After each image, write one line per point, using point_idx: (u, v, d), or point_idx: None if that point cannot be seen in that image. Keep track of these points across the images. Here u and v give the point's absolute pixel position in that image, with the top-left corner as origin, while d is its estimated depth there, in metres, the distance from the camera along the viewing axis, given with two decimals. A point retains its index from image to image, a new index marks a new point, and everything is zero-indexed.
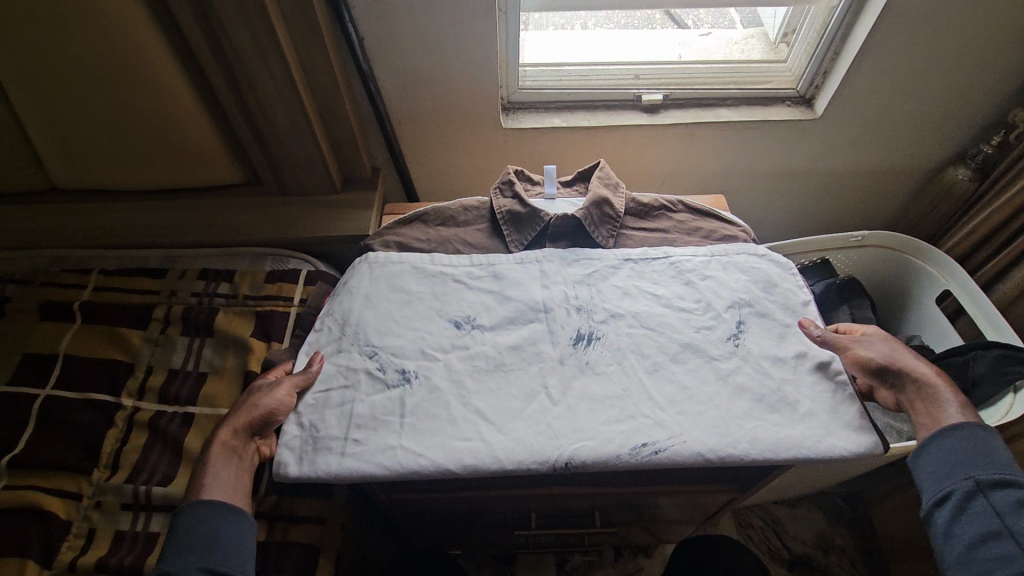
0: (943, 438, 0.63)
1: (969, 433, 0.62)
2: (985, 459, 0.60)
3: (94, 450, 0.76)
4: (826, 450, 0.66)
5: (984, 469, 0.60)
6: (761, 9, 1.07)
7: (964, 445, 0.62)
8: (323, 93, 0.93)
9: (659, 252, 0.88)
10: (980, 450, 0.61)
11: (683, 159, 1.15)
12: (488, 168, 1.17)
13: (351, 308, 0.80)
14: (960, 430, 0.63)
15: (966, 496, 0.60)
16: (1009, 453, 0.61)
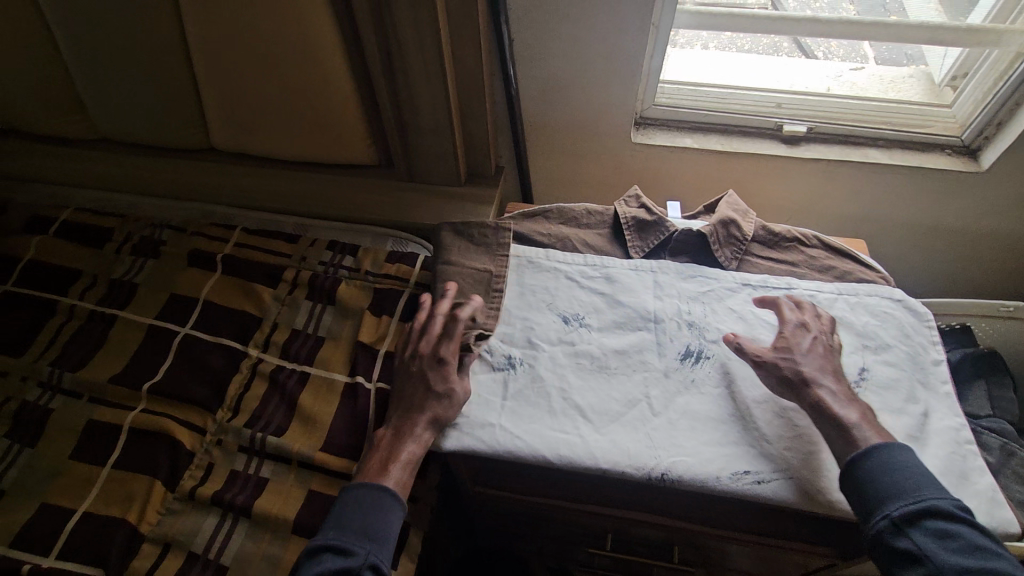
0: (852, 476, 0.60)
1: (891, 457, 0.59)
2: (893, 484, 0.58)
3: (221, 392, 0.83)
4: None
5: (896, 504, 0.56)
6: (929, 49, 1.00)
7: (873, 477, 0.58)
8: (467, 89, 0.96)
9: (781, 281, 0.82)
10: (895, 480, 0.58)
11: (817, 196, 1.09)
12: (608, 181, 1.16)
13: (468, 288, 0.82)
14: (870, 460, 0.59)
15: (884, 541, 0.56)
16: (919, 472, 0.58)
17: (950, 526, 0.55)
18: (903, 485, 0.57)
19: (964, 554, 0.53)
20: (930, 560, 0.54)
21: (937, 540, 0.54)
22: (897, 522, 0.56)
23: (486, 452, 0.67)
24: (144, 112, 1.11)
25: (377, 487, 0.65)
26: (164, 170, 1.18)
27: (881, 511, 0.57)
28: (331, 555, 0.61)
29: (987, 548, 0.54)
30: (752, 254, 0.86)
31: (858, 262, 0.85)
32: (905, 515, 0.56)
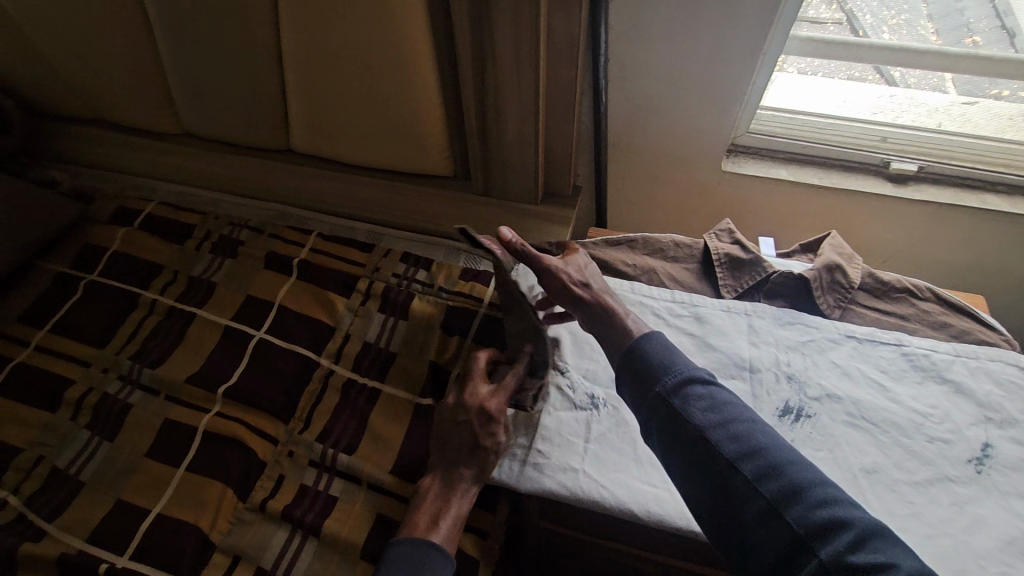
0: (630, 361, 0.63)
1: (651, 339, 0.63)
2: (674, 364, 0.60)
3: (294, 402, 0.82)
4: None
5: (711, 409, 0.56)
6: None
7: (649, 350, 0.62)
8: (556, 108, 0.93)
9: (891, 336, 0.76)
10: (680, 379, 0.59)
11: (920, 239, 1.01)
12: (690, 209, 1.11)
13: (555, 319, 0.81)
14: (654, 340, 0.63)
15: (647, 398, 0.60)
16: (657, 363, 0.61)
17: (766, 440, 0.54)
18: (690, 369, 0.60)
19: (749, 451, 0.53)
20: (694, 427, 0.56)
21: (733, 433, 0.55)
22: (664, 387, 0.59)
23: (571, 498, 0.65)
24: (231, 110, 1.12)
25: (420, 544, 0.62)
26: (244, 169, 1.19)
27: (656, 379, 0.60)
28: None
29: (795, 466, 0.52)
30: (856, 304, 0.80)
31: (977, 320, 0.78)
32: (694, 392, 0.58)
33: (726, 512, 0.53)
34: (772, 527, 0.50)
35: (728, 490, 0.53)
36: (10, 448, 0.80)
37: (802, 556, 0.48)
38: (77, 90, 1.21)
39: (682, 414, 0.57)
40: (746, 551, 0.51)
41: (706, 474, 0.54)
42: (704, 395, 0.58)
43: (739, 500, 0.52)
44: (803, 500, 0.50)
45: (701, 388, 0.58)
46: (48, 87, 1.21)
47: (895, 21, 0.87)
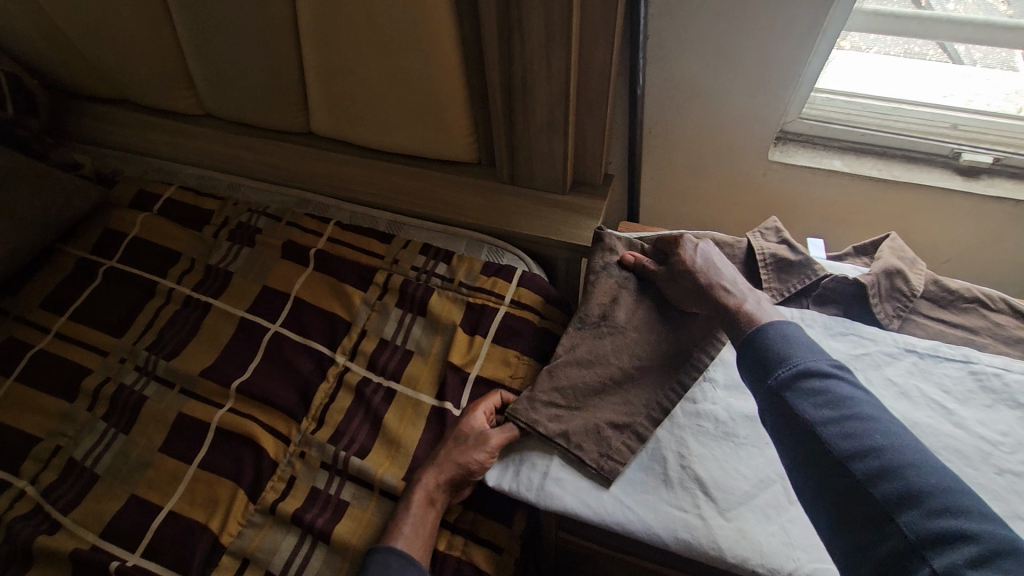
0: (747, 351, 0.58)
1: (768, 328, 0.58)
2: (785, 358, 0.55)
3: (307, 400, 0.80)
4: None
5: (819, 402, 0.51)
6: None
7: (764, 344, 0.57)
8: (588, 92, 0.87)
9: (956, 351, 0.68)
10: (796, 372, 0.54)
11: (988, 240, 0.92)
12: (730, 202, 1.02)
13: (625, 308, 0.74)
14: (773, 331, 0.58)
15: (760, 392, 0.55)
16: (771, 355, 0.56)
17: (887, 441, 0.48)
18: (807, 362, 0.54)
19: (864, 451, 0.48)
20: (806, 423, 0.51)
21: (851, 432, 0.49)
22: (777, 382, 0.54)
23: (593, 519, 0.60)
24: (251, 92, 1.09)
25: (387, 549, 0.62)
26: (263, 152, 1.16)
27: (772, 371, 0.55)
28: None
29: (915, 467, 0.46)
30: (917, 312, 0.73)
31: None
32: (811, 387, 0.52)
33: (836, 508, 0.49)
34: (882, 531, 0.46)
35: (839, 489, 0.49)
36: (29, 437, 0.80)
37: (907, 560, 0.44)
38: (100, 69, 1.19)
39: (794, 409, 0.52)
40: (852, 550, 0.47)
41: (814, 470, 0.50)
42: (818, 391, 0.52)
43: (849, 501, 0.48)
44: (921, 507, 0.45)
45: (818, 383, 0.52)
46: (72, 66, 1.20)
47: None
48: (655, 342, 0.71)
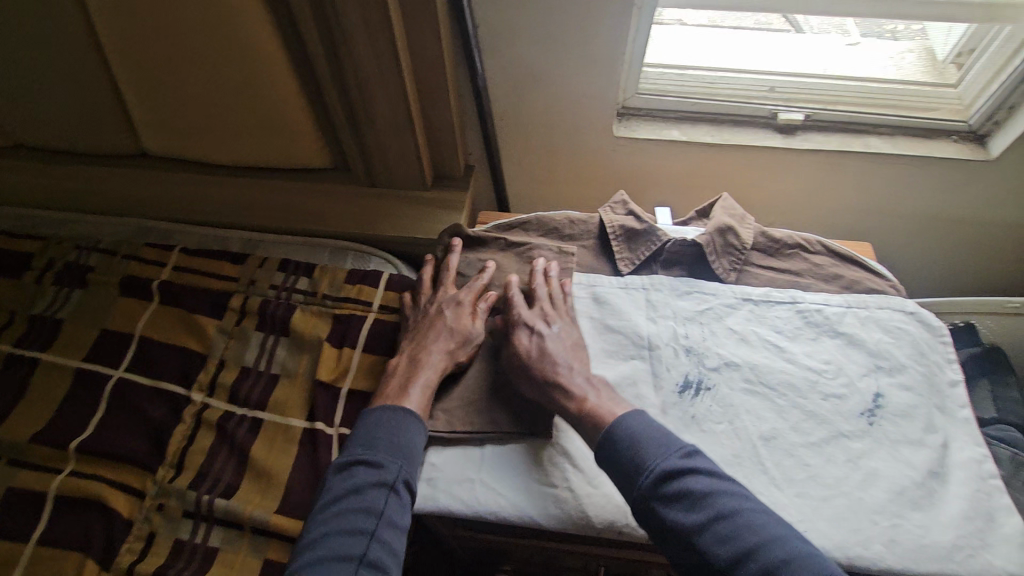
0: (604, 459, 0.57)
1: (619, 425, 0.58)
2: (646, 459, 0.55)
3: (161, 447, 0.73)
4: (979, 570, 0.54)
5: (685, 510, 0.52)
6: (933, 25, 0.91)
7: (617, 451, 0.56)
8: (427, 83, 0.85)
9: (785, 294, 0.75)
10: (656, 480, 0.54)
11: (815, 189, 1.01)
12: (590, 180, 1.06)
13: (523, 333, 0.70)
14: (625, 429, 0.57)
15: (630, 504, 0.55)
16: (629, 462, 0.55)
17: (757, 538, 0.50)
18: (662, 462, 0.54)
19: (741, 553, 0.49)
20: (685, 534, 0.51)
21: (725, 533, 0.51)
22: (640, 491, 0.54)
23: (467, 512, 0.60)
24: (61, 116, 0.97)
25: (406, 410, 0.63)
26: (90, 180, 1.04)
27: (633, 481, 0.54)
28: (362, 467, 0.59)
29: (791, 561, 0.48)
30: (751, 264, 0.78)
31: (864, 268, 0.78)
32: (673, 489, 0.53)
33: None
34: None
35: None
36: None
37: None
38: None
39: (665, 519, 0.52)
40: None
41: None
42: (683, 491, 0.53)
43: None
44: None
45: (676, 485, 0.53)
46: None
47: None
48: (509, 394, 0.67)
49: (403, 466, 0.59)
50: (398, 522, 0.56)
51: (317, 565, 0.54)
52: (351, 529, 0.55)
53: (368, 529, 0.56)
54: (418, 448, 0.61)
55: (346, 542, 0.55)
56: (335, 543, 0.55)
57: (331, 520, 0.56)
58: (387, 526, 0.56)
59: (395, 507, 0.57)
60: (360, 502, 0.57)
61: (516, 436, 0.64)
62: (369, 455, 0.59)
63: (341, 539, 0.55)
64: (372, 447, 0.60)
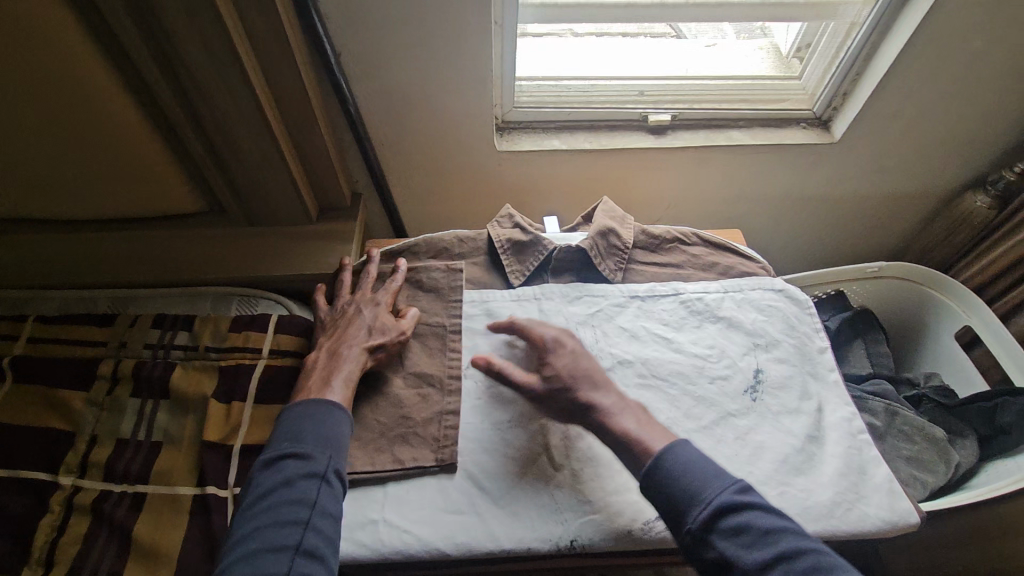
0: (654, 490, 0.52)
1: (672, 456, 0.53)
2: (690, 497, 0.51)
3: (25, 544, 0.65)
4: (856, 521, 0.59)
5: (750, 546, 0.48)
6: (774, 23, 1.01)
7: (673, 483, 0.52)
8: (293, 113, 0.83)
9: (669, 287, 0.78)
10: (720, 512, 0.49)
11: (693, 183, 1.07)
12: (483, 196, 1.06)
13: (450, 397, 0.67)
14: (672, 461, 0.53)
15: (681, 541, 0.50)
16: (712, 491, 0.50)
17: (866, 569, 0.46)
18: (716, 496, 0.50)
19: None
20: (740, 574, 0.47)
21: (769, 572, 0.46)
22: (693, 527, 0.49)
23: (373, 558, 0.57)
24: None
25: (332, 403, 0.60)
26: None
27: (683, 515, 0.50)
28: (291, 459, 0.55)
29: None
30: (636, 262, 0.81)
31: (737, 254, 0.83)
32: (723, 529, 0.49)
33: None
34: None
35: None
36: None
37: None
38: None
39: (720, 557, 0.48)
40: None
41: None
42: (736, 530, 0.48)
43: None
44: None
45: (735, 520, 0.49)
46: None
47: None
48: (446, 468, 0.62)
49: (333, 456, 0.56)
50: (332, 511, 0.53)
51: (247, 562, 0.49)
52: (282, 520, 0.51)
53: (302, 518, 0.51)
54: (345, 439, 0.59)
55: (280, 533, 0.50)
56: (266, 537, 0.50)
57: (261, 515, 0.51)
58: (321, 517, 0.52)
59: (327, 497, 0.54)
60: (292, 492, 0.53)
61: (420, 467, 0.62)
62: (296, 446, 0.56)
63: (274, 531, 0.50)
64: (300, 438, 0.56)
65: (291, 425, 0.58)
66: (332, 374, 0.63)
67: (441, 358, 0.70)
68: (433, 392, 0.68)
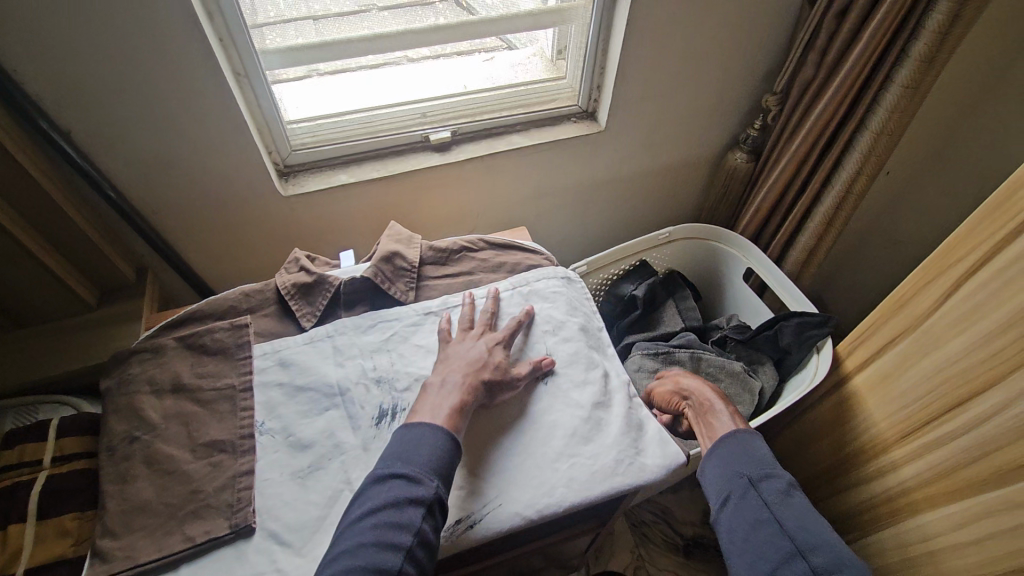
0: (723, 454, 0.71)
1: (734, 439, 0.72)
2: (751, 464, 0.68)
3: None
4: (636, 471, 0.65)
5: (772, 486, 0.66)
6: (537, 33, 1.03)
7: (731, 452, 0.70)
8: (30, 198, 0.78)
9: (461, 295, 0.81)
10: (746, 455, 0.70)
11: (490, 190, 1.13)
12: (289, 241, 1.05)
13: (265, 439, 0.67)
14: (729, 441, 0.72)
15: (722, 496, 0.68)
16: (765, 452, 0.70)
17: (793, 513, 0.63)
18: (752, 470, 0.68)
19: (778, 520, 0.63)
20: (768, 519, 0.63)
21: (784, 519, 0.63)
22: (744, 479, 0.67)
23: None
24: None
25: (444, 438, 0.61)
26: None
27: (748, 470, 0.68)
28: (402, 480, 0.58)
29: (786, 520, 0.63)
30: (427, 278, 0.84)
31: (522, 249, 0.89)
32: (772, 490, 0.66)
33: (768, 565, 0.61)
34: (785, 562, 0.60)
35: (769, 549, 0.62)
36: None
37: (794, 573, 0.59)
38: None
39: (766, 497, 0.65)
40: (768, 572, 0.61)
41: (757, 547, 0.62)
42: (782, 493, 0.65)
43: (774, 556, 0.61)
44: (811, 538, 0.61)
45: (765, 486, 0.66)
46: None
47: (329, 12, 0.84)
48: (284, 509, 0.62)
49: (440, 482, 0.58)
50: (431, 539, 0.56)
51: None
52: (388, 543, 0.54)
53: (406, 543, 0.54)
54: (451, 461, 0.61)
55: (379, 557, 0.53)
56: (369, 558, 0.53)
57: (364, 536, 0.54)
58: (422, 542, 0.55)
59: (430, 521, 0.56)
60: (399, 516, 0.55)
61: (215, 540, 0.59)
62: (409, 470, 0.58)
63: (372, 555, 0.53)
64: (410, 461, 0.59)
65: (422, 443, 0.60)
66: (440, 408, 0.64)
67: (232, 420, 0.68)
68: (225, 457, 0.65)
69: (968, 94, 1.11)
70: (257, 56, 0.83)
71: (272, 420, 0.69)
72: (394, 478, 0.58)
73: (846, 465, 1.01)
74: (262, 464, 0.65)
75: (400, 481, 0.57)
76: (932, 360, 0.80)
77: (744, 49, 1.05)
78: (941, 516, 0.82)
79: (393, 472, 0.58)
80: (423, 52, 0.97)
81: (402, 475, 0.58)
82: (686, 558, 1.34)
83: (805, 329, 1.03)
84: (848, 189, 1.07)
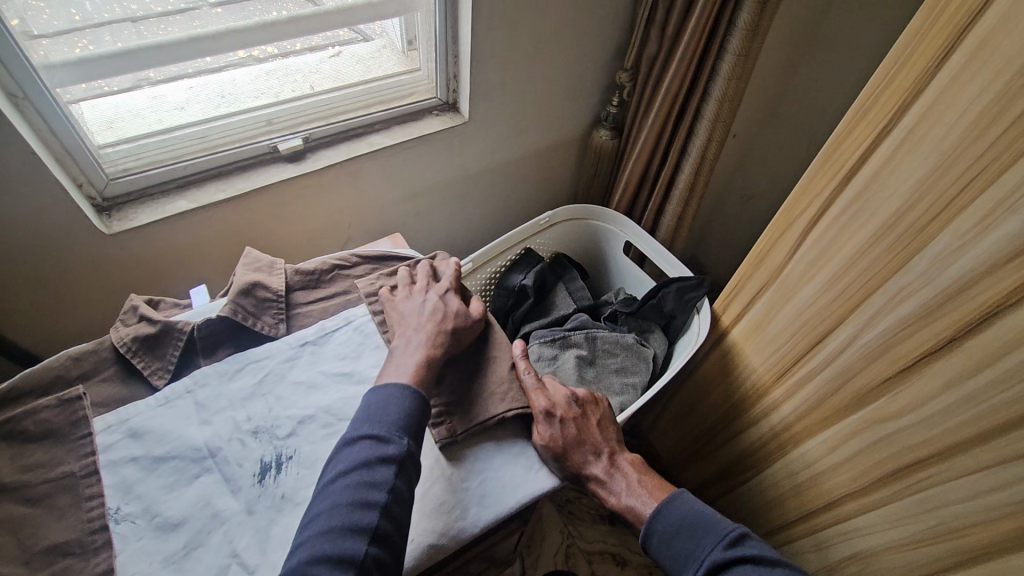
0: (673, 541, 0.67)
1: (665, 519, 0.68)
2: (701, 541, 0.65)
3: None
4: (546, 474, 0.67)
5: (727, 559, 0.62)
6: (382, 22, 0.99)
7: (678, 534, 0.66)
8: None
9: (339, 320, 0.76)
10: (694, 530, 0.66)
11: (360, 195, 1.06)
12: (129, 282, 0.91)
13: (124, 527, 0.56)
14: (672, 515, 0.68)
15: None
16: (707, 516, 0.67)
17: None
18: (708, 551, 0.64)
19: None
20: None
21: None
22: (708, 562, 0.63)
23: None
24: None
25: (407, 386, 0.63)
26: None
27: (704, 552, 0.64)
28: (371, 440, 0.58)
29: None
30: (298, 305, 0.77)
31: (396, 258, 0.86)
32: None
33: None
34: None
35: None
36: None
37: None
38: None
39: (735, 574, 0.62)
40: None
41: None
42: None
43: None
44: None
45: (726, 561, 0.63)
46: None
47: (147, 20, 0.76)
48: None
49: (409, 440, 0.60)
50: (403, 495, 0.56)
51: (329, 541, 0.52)
52: (362, 502, 0.54)
53: (380, 501, 0.55)
54: (418, 417, 0.62)
55: (356, 516, 0.53)
56: (345, 518, 0.53)
57: (340, 496, 0.55)
58: (397, 497, 0.56)
59: (404, 479, 0.57)
60: (370, 475, 0.56)
61: None
62: (376, 430, 0.59)
63: (347, 515, 0.54)
64: (379, 421, 0.60)
65: (391, 392, 0.62)
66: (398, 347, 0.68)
67: (75, 515, 0.56)
68: (73, 562, 0.54)
69: (787, 58, 1.24)
70: (30, 63, 0.68)
71: (128, 502, 0.58)
72: (363, 437, 0.59)
73: (736, 411, 1.09)
74: (125, 556, 0.55)
75: (367, 439, 0.58)
76: (793, 305, 0.88)
77: (591, 28, 1.07)
78: (818, 442, 0.91)
79: (362, 430, 0.59)
80: (271, 50, 0.90)
81: (375, 432, 0.59)
82: (612, 523, 1.39)
83: (685, 291, 1.09)
84: (702, 155, 1.14)
